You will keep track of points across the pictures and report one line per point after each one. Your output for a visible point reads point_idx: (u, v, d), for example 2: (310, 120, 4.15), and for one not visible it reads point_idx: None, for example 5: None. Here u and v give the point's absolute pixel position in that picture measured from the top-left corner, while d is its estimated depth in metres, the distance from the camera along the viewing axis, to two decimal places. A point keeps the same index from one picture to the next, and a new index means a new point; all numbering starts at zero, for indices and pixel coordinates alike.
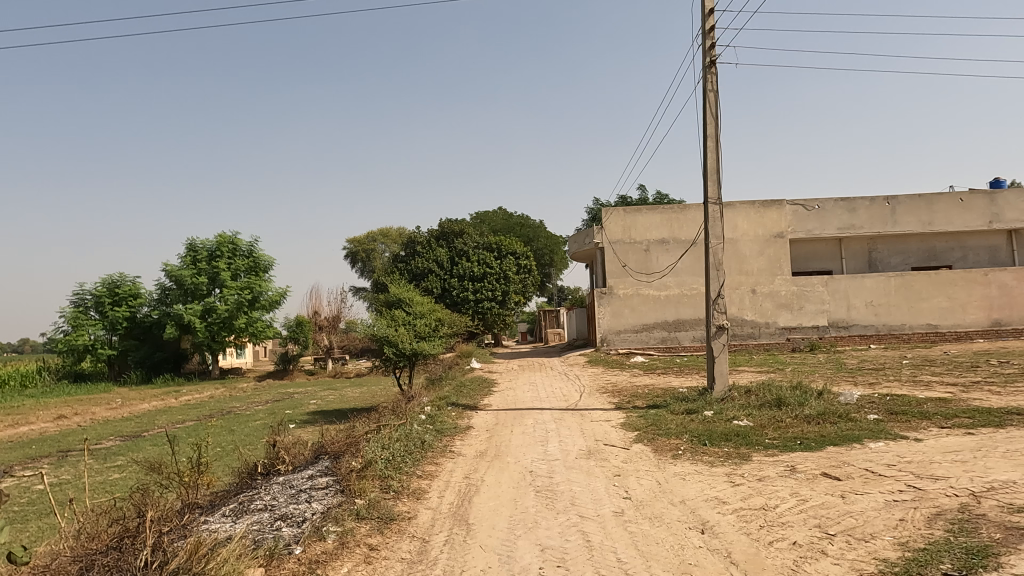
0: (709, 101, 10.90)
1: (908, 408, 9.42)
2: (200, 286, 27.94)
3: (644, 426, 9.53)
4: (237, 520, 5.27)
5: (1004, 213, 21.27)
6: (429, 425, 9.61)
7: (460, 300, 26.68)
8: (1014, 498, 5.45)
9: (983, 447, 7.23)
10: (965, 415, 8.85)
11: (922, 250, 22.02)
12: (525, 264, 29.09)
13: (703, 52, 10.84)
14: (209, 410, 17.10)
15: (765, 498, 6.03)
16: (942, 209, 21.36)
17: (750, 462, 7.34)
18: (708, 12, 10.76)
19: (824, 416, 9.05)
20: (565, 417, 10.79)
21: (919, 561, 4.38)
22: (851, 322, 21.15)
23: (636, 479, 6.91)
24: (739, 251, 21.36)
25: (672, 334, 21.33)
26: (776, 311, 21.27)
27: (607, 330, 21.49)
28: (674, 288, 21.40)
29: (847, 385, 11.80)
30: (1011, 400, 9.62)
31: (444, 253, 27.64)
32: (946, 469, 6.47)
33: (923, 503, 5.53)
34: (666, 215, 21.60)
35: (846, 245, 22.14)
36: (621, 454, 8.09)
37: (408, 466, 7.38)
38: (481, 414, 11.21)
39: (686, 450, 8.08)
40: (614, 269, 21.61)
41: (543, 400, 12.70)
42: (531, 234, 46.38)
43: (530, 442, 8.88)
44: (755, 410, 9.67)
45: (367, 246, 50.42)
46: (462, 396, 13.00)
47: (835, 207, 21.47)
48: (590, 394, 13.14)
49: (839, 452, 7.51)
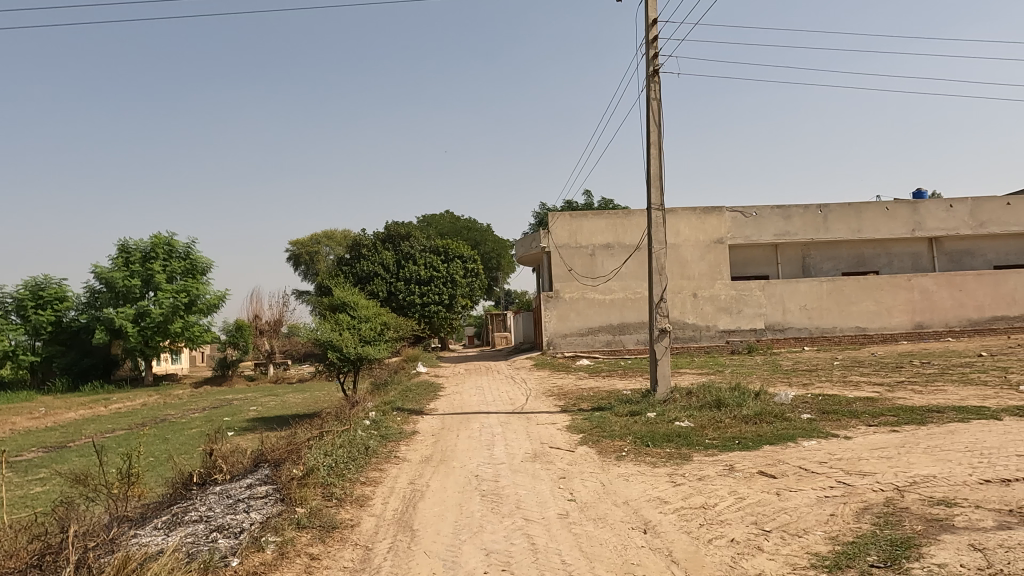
0: (652, 109, 11.15)
1: (839, 408, 9.85)
2: (132, 289, 26.83)
3: (589, 428, 9.64)
4: (169, 533, 5.06)
5: (926, 222, 22.51)
6: (374, 431, 9.46)
7: (406, 304, 26.49)
8: (933, 491, 5.77)
9: (906, 444, 7.62)
10: (890, 413, 9.30)
11: (852, 256, 23.05)
12: (472, 267, 28.95)
13: (647, 61, 11.09)
14: (141, 419, 16.36)
15: (705, 497, 6.18)
16: (870, 218, 22.43)
17: (691, 462, 7.51)
18: (652, 22, 11.02)
19: (761, 416, 9.37)
20: (511, 420, 10.81)
21: (847, 554, 4.57)
22: (786, 325, 21.96)
23: (580, 482, 6.98)
24: (682, 256, 21.85)
25: (616, 337, 21.68)
26: (715, 315, 21.89)
27: (553, 333, 21.65)
28: (618, 292, 21.79)
29: (782, 386, 12.22)
30: (932, 399, 10.16)
31: (390, 256, 27.27)
32: (873, 465, 6.79)
33: (852, 498, 5.79)
34: (611, 220, 21.92)
35: (781, 251, 22.95)
36: (566, 456, 8.17)
37: (351, 473, 7.24)
38: (427, 419, 11.10)
39: (630, 451, 8.21)
40: (560, 273, 21.77)
41: (489, 404, 12.70)
42: (477, 238, 46.46)
43: (477, 447, 8.85)
44: (696, 412, 9.92)
45: (310, 249, 49.41)
46: (407, 401, 12.84)
47: (771, 214, 22.26)
48: (536, 398, 13.20)
49: (774, 450, 7.78)
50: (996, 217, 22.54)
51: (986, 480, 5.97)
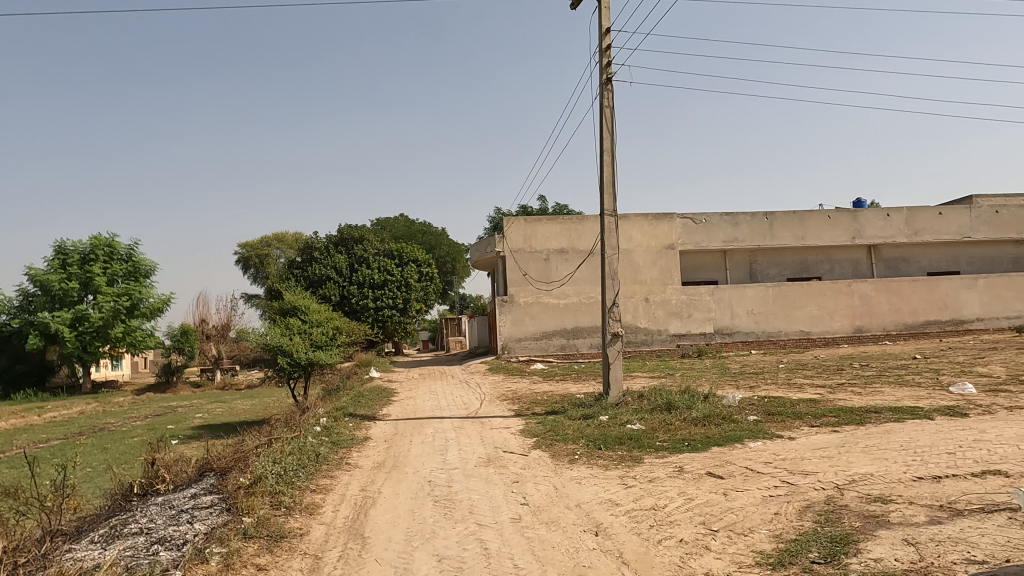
0: (606, 117, 11.32)
1: (784, 409, 10.17)
2: (70, 292, 25.74)
3: (542, 432, 9.70)
4: (106, 546, 4.87)
5: (865, 230, 23.44)
6: (325, 437, 9.30)
7: (359, 308, 26.15)
8: (870, 489, 6.02)
9: (846, 443, 7.91)
10: (832, 414, 9.66)
11: (796, 262, 23.82)
12: (427, 272, 28.76)
13: (600, 70, 11.26)
14: (77, 428, 15.66)
15: (655, 499, 6.30)
16: (813, 226, 23.24)
17: (642, 464, 7.63)
18: (605, 31, 11.19)
19: (710, 418, 9.59)
20: (465, 425, 10.79)
21: (791, 551, 4.72)
22: (734, 329, 22.55)
23: (534, 485, 7.02)
24: (634, 262, 22.19)
25: (570, 341, 21.89)
26: (666, 319, 22.30)
27: (508, 337, 21.71)
28: (572, 297, 21.99)
29: (730, 389, 12.54)
30: (870, 400, 10.59)
31: (343, 260, 26.84)
32: (815, 465, 7.04)
33: (795, 497, 5.99)
34: (565, 225, 22.11)
35: (729, 257, 23.55)
36: (519, 460, 8.20)
37: (301, 480, 7.09)
38: (380, 425, 10.96)
39: (583, 454, 8.30)
40: (515, 278, 21.83)
41: (443, 409, 12.65)
42: (432, 242, 46.20)
43: (430, 452, 8.80)
44: (647, 414, 10.10)
45: (260, 251, 48.31)
46: (360, 406, 12.66)
47: (720, 221, 22.83)
48: (491, 402, 13.21)
49: (722, 451, 7.99)
50: (929, 225, 23.66)
51: (919, 478, 6.25)
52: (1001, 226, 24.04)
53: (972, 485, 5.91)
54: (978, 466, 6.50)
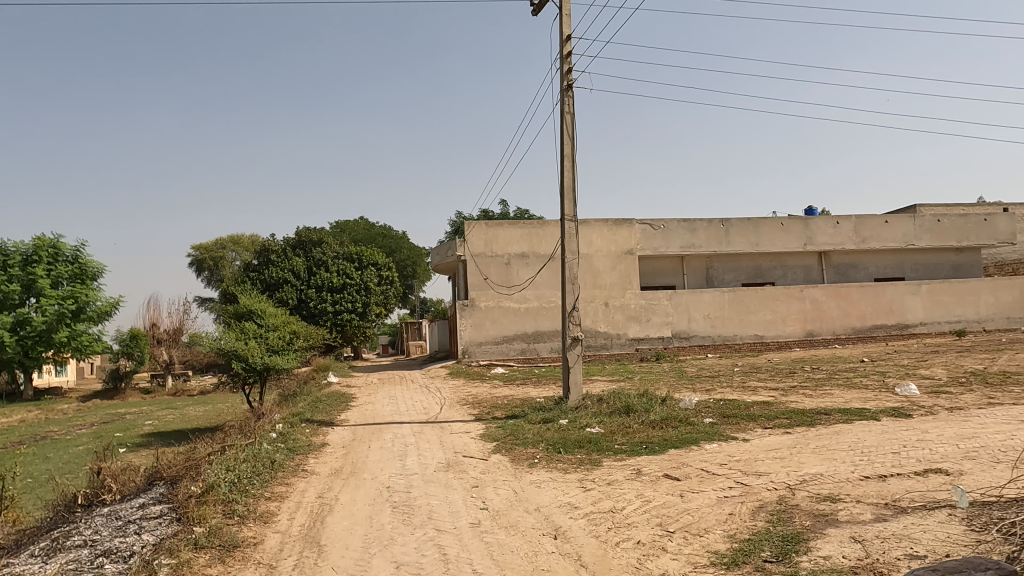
0: (566, 123, 11.42)
1: (738, 411, 10.40)
2: (11, 295, 24.66)
3: (502, 436, 9.70)
4: (47, 561, 4.68)
5: (816, 237, 24.16)
6: (280, 444, 9.12)
7: (317, 312, 25.76)
8: (821, 488, 6.20)
9: (798, 444, 8.13)
10: (784, 416, 9.91)
11: (751, 268, 24.41)
12: (387, 275, 28.49)
13: (561, 76, 11.36)
14: (17, 437, 14.99)
15: (613, 501, 6.36)
16: (767, 232, 23.85)
17: (600, 467, 7.71)
18: (566, 38, 11.31)
19: (667, 421, 9.74)
20: (424, 430, 10.71)
21: (744, 551, 4.82)
22: (691, 333, 22.95)
23: (493, 490, 7.01)
24: (594, 266, 22.40)
25: (531, 345, 21.97)
26: (626, 323, 22.57)
27: (468, 342, 21.65)
28: (533, 301, 22.07)
29: (687, 392, 12.77)
30: (820, 402, 10.90)
31: (301, 263, 26.37)
32: (768, 465, 7.21)
33: (748, 497, 6.12)
34: (526, 230, 22.19)
35: (687, 262, 23.99)
36: (479, 465, 8.18)
37: (255, 488, 6.92)
38: (337, 430, 10.81)
39: (542, 458, 8.33)
40: (476, 282, 21.80)
41: (402, 414, 12.54)
42: (393, 245, 45.86)
43: (389, 457, 8.71)
44: (606, 418, 10.20)
45: (214, 254, 47.15)
46: (317, 412, 12.46)
47: (678, 227, 23.24)
48: (451, 407, 13.16)
49: (678, 454, 8.12)
50: (876, 233, 24.53)
51: (866, 477, 6.47)
52: (943, 234, 25.08)
53: (915, 483, 6.14)
54: (920, 464, 6.77)
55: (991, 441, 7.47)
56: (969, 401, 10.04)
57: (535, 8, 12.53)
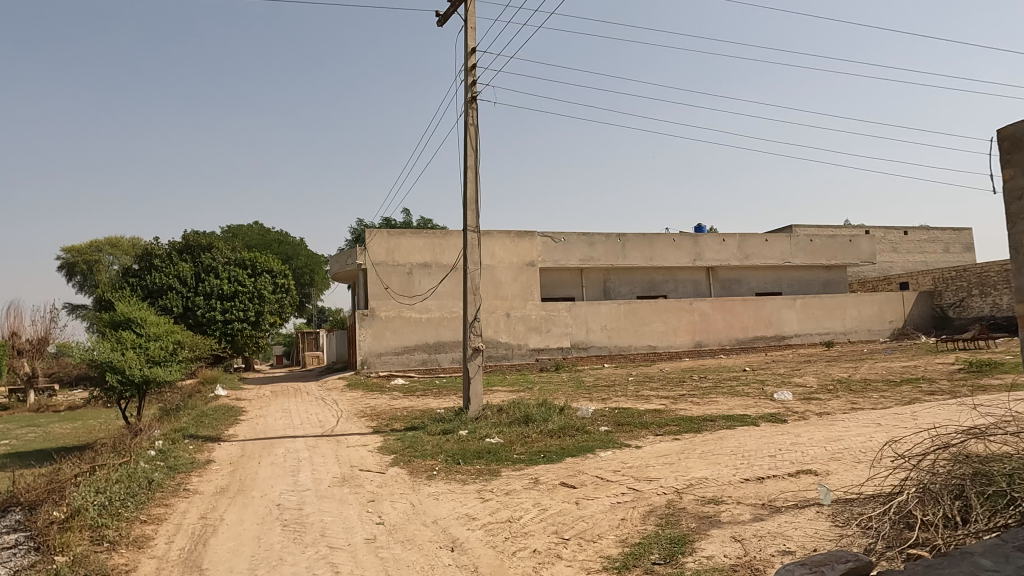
0: (470, 134, 11.49)
1: (631, 419, 10.79)
2: None
3: (401, 449, 9.55)
4: None
5: (704, 253, 25.59)
6: (160, 462, 8.51)
7: (205, 321, 24.33)
8: (705, 491, 6.55)
9: (685, 450, 8.55)
10: (673, 423, 10.38)
11: (645, 281, 25.50)
12: (283, 283, 27.42)
13: (465, 88, 11.43)
14: None
15: (511, 511, 6.41)
16: (660, 248, 24.99)
17: (499, 477, 7.75)
18: (470, 51, 11.40)
19: (564, 430, 9.94)
20: (319, 444, 10.36)
21: (635, 554, 5.00)
22: (589, 344, 23.60)
23: (390, 504, 6.87)
24: (496, 277, 22.58)
25: (431, 355, 21.82)
26: (526, 334, 22.87)
27: (368, 352, 21.17)
28: (435, 311, 21.94)
29: (584, 401, 13.10)
30: (707, 410, 11.52)
31: (188, 268, 24.80)
32: (658, 471, 7.53)
33: (639, 502, 6.36)
34: (429, 239, 22.05)
35: (585, 275, 24.71)
36: (376, 479, 8.00)
37: (128, 511, 6.41)
38: (224, 446, 10.24)
39: (441, 470, 8.26)
40: (376, 291, 21.36)
41: (296, 427, 12.05)
42: (289, 252, 44.25)
43: (280, 473, 8.34)
44: (505, 428, 10.29)
45: (89, 257, 43.51)
46: (202, 427, 11.73)
47: (578, 241, 23.88)
48: (348, 419, 12.79)
49: (574, 462, 8.32)
50: (757, 251, 26.30)
51: (745, 479, 6.90)
52: (815, 253, 27.28)
53: (788, 484, 6.62)
54: (793, 466, 7.29)
55: (852, 442, 8.19)
56: (835, 407, 10.93)
57: (440, 18, 12.55)
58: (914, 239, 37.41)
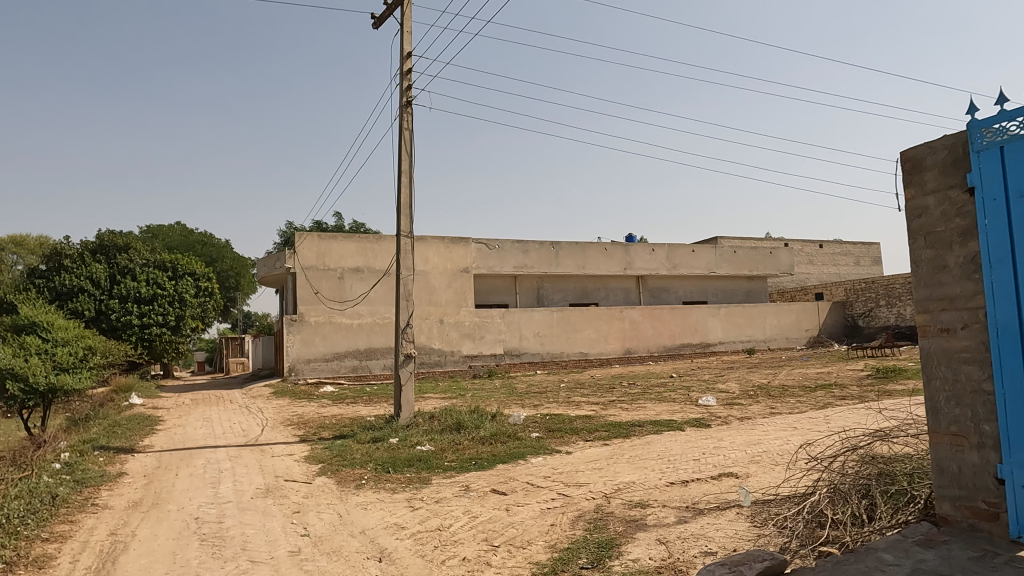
0: (405, 138, 11.39)
1: (562, 425, 10.92)
2: None
3: (328, 458, 9.32)
4: None
5: (635, 262, 26.22)
6: (66, 476, 7.98)
7: (120, 325, 23.04)
8: (633, 495, 6.69)
9: (614, 455, 8.71)
10: (603, 428, 10.57)
11: (577, 289, 25.90)
12: (206, 286, 26.32)
13: (400, 92, 11.33)
14: None
15: (441, 519, 6.36)
16: (593, 256, 25.46)
17: (430, 485, 7.68)
18: (406, 55, 11.32)
19: (496, 436, 9.95)
20: (243, 454, 9.99)
21: (563, 559, 5.05)
22: (522, 351, 23.75)
23: (316, 514, 6.69)
24: (429, 283, 22.39)
25: (362, 362, 21.43)
26: (459, 341, 22.79)
27: (295, 359, 20.57)
28: (366, 317, 21.58)
29: (516, 408, 13.17)
30: (635, 415, 11.79)
31: (102, 270, 23.43)
32: (587, 476, 7.64)
33: (568, 508, 6.43)
34: (361, 243, 21.70)
35: (519, 282, 24.88)
36: (302, 489, 7.78)
37: (28, 529, 5.98)
38: (139, 458, 9.71)
39: (370, 479, 8.11)
40: (306, 296, 20.79)
41: (217, 437, 11.57)
42: (214, 254, 42.59)
43: (199, 485, 7.98)
44: (437, 435, 10.22)
45: None
46: (114, 438, 11.09)
47: (512, 248, 24.03)
48: (273, 428, 12.39)
49: (506, 468, 8.34)
50: (684, 261, 27.17)
51: (671, 482, 7.10)
52: (738, 264, 28.43)
53: (711, 486, 6.85)
54: (715, 469, 7.55)
55: (770, 446, 8.56)
56: (755, 411, 11.42)
57: (376, 21, 12.41)
58: (828, 252, 39.58)
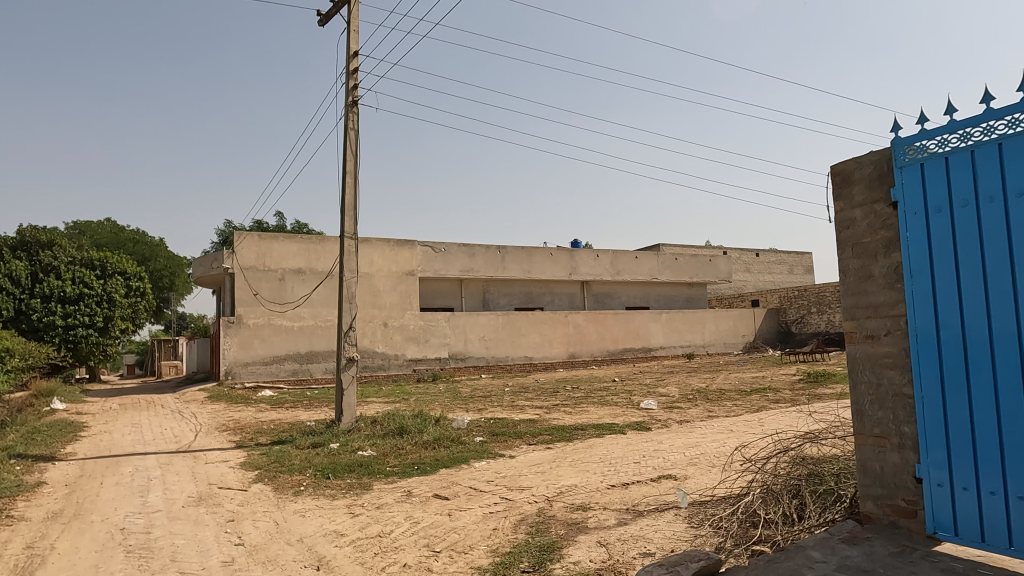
0: (350, 139, 11.22)
1: (506, 429, 10.94)
2: None
3: (266, 464, 9.06)
4: None
5: (579, 267, 26.56)
6: None
7: (42, 326, 21.81)
8: (574, 498, 6.76)
9: (557, 459, 8.78)
10: (546, 432, 10.64)
11: (523, 293, 26.04)
12: (139, 286, 25.11)
13: (346, 91, 11.15)
14: None
15: (382, 525, 6.26)
16: (538, 261, 25.66)
17: (371, 491, 7.55)
18: (352, 54, 11.15)
19: (439, 441, 9.87)
20: (174, 461, 9.60)
21: (505, 563, 5.05)
22: (467, 354, 23.70)
23: (251, 523, 6.48)
24: (373, 286, 22.06)
25: (303, 366, 20.96)
26: (404, 344, 22.53)
27: (232, 362, 19.91)
28: (307, 320, 21.11)
29: (460, 412, 13.12)
30: (578, 419, 11.92)
31: (23, 267, 22.14)
32: (530, 480, 7.67)
33: (510, 512, 6.44)
34: (303, 244, 21.22)
35: (464, 285, 24.83)
36: (236, 497, 7.53)
37: None
38: (60, 466, 9.20)
39: (309, 485, 7.92)
40: (244, 297, 20.17)
41: (147, 443, 11.08)
42: (146, 253, 40.90)
43: (126, 495, 7.62)
44: (379, 440, 10.07)
45: None
46: (33, 445, 10.47)
47: (458, 251, 23.96)
48: (207, 434, 11.96)
49: (448, 473, 8.29)
50: (628, 267, 27.67)
51: (612, 485, 7.20)
52: (680, 271, 29.16)
53: (650, 488, 6.98)
54: (655, 472, 7.70)
55: (708, 448, 8.79)
56: (694, 415, 11.71)
57: (322, 18, 12.19)
58: (764, 260, 41.07)
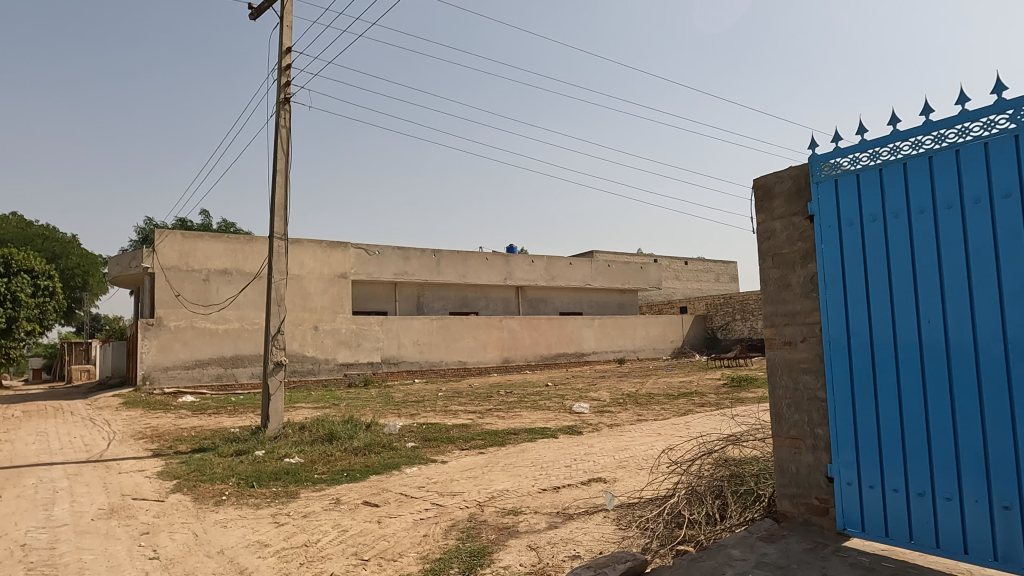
0: (281, 137, 10.91)
1: (438, 434, 10.85)
2: None
3: (185, 473, 8.66)
4: None
5: (515, 273, 26.70)
6: None
7: None
8: (506, 503, 6.77)
9: (489, 463, 8.77)
10: (479, 437, 10.63)
11: (457, 298, 25.96)
12: (46, 286, 23.68)
13: (278, 88, 10.85)
14: None
15: (308, 534, 6.09)
16: (473, 265, 25.65)
17: (297, 499, 7.34)
18: (285, 50, 10.86)
19: (370, 447, 9.69)
20: (84, 471, 9.04)
21: (435, 570, 5.00)
22: (400, 359, 23.41)
23: (168, 535, 6.18)
24: (303, 288, 21.46)
25: (227, 370, 20.20)
26: (335, 348, 22.02)
27: (151, 366, 18.94)
28: (233, 322, 20.37)
29: (392, 417, 12.93)
30: (511, 423, 11.97)
31: None
32: (461, 485, 7.63)
33: (441, 518, 6.39)
34: (229, 244, 20.45)
35: (398, 289, 24.54)
36: (152, 508, 7.16)
37: None
38: None
39: (232, 494, 7.62)
40: (165, 298, 19.24)
41: (54, 453, 10.39)
42: (56, 250, 38.50)
43: (28, 508, 7.11)
44: (307, 446, 9.81)
45: None
46: None
47: (392, 254, 23.65)
48: (121, 442, 11.32)
49: (378, 479, 8.15)
50: (562, 273, 28.02)
51: (543, 489, 7.26)
52: (612, 277, 29.74)
53: (580, 492, 7.08)
54: (585, 475, 7.81)
55: (636, 451, 8.99)
56: (623, 418, 11.96)
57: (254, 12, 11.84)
58: (692, 268, 42.44)
